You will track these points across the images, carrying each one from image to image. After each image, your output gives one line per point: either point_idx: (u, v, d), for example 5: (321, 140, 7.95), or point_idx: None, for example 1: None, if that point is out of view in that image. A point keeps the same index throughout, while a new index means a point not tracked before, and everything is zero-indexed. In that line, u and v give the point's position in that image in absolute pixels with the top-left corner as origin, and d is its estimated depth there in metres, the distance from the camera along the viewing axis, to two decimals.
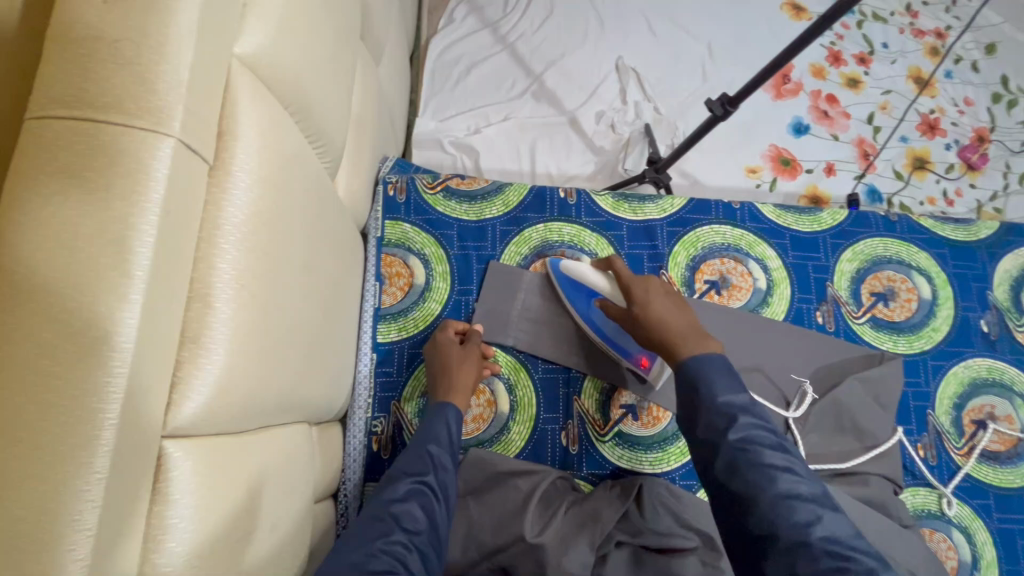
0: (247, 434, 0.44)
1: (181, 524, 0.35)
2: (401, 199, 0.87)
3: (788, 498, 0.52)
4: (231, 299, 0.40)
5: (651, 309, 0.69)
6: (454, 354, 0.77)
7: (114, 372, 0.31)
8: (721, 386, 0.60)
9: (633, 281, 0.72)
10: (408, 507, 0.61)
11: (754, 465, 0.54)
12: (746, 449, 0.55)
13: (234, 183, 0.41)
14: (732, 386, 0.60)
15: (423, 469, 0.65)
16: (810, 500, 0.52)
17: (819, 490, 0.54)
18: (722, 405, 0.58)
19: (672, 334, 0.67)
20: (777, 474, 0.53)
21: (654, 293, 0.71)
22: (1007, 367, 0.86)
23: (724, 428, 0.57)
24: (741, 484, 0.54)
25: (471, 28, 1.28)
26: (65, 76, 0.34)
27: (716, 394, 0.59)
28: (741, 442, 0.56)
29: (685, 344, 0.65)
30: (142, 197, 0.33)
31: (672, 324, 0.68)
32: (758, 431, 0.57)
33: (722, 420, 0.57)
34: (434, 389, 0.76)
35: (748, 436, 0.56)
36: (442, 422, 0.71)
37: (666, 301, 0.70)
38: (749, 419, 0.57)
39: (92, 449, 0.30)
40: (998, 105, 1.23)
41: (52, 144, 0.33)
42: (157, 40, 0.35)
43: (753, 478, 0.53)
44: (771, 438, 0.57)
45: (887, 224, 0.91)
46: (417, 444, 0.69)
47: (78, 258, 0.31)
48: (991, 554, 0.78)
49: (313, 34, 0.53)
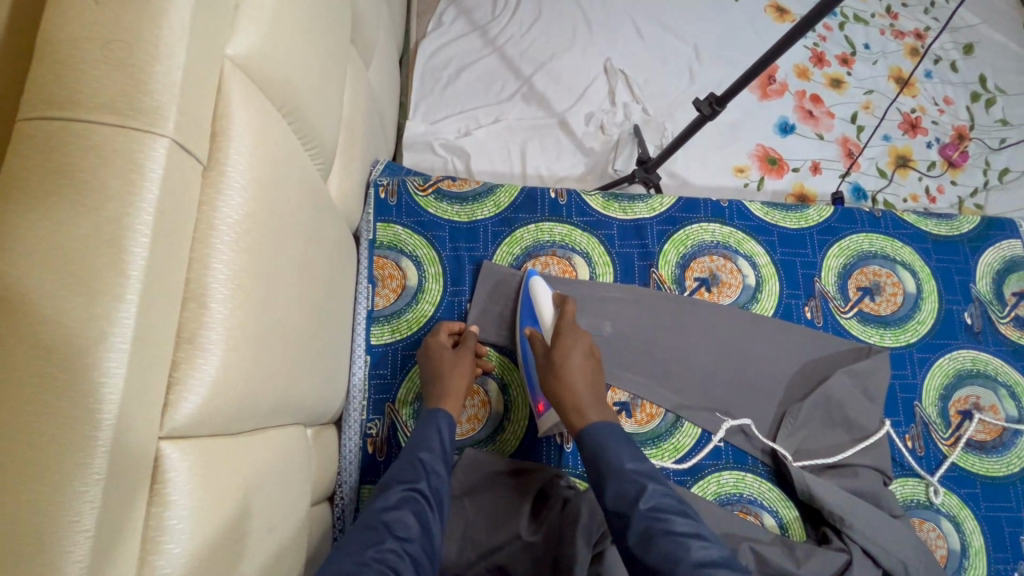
0: (244, 435, 0.44)
1: (179, 526, 0.35)
2: (392, 201, 0.87)
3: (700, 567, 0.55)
4: (227, 300, 0.40)
5: (569, 365, 0.72)
6: (443, 358, 0.77)
7: (111, 372, 0.31)
8: (626, 455, 0.65)
9: (566, 330, 0.76)
10: (400, 514, 0.61)
11: (666, 534, 0.57)
12: (657, 519, 0.59)
13: (228, 183, 0.41)
14: (635, 454, 0.65)
15: (415, 476, 0.65)
16: (720, 566, 0.55)
17: (727, 554, 0.57)
18: (631, 473, 0.63)
19: (576, 394, 0.71)
20: (689, 542, 0.57)
21: (577, 346, 0.75)
22: (991, 358, 0.88)
23: (635, 498, 0.61)
24: (657, 556, 0.57)
25: (460, 31, 1.29)
26: (57, 78, 0.34)
27: (624, 463, 0.64)
28: (652, 509, 0.59)
29: (586, 411, 0.70)
30: (138, 197, 0.33)
31: (576, 387, 0.71)
32: (667, 499, 0.61)
33: (632, 489, 0.61)
34: (429, 391, 0.76)
35: (657, 505, 0.60)
36: (434, 429, 0.71)
37: (583, 365, 0.73)
38: (656, 486, 0.62)
39: (90, 450, 0.30)
40: (976, 104, 1.27)
41: (45, 145, 0.33)
42: (152, 42, 0.35)
43: (667, 549, 0.57)
44: (678, 506, 0.61)
45: (872, 220, 0.93)
46: (409, 450, 0.68)
47: (74, 259, 0.31)
48: (979, 541, 0.80)
49: (305, 37, 0.54)
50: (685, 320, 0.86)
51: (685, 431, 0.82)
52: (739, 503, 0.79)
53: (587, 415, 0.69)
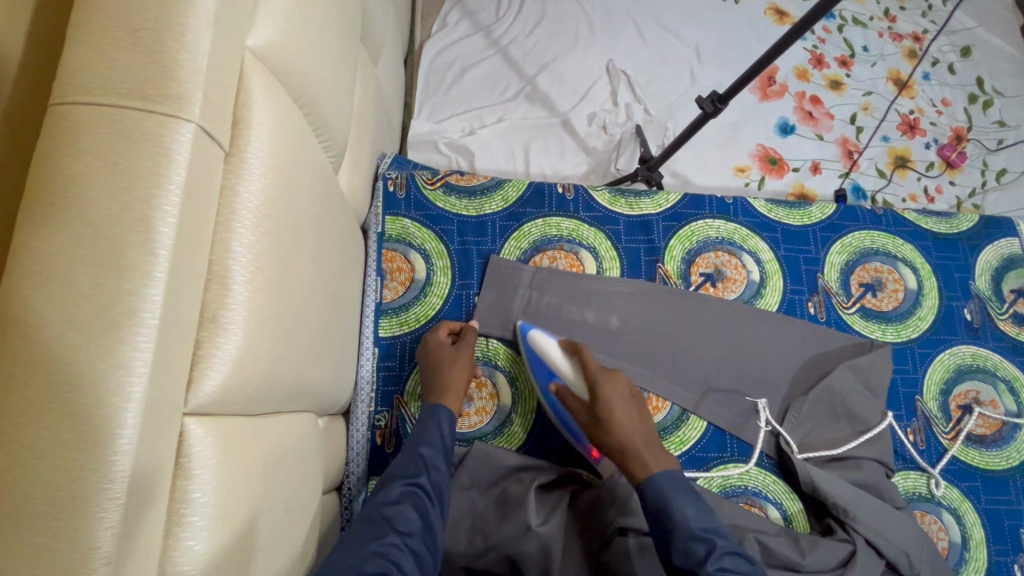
0: (261, 417, 0.45)
1: (203, 499, 0.36)
2: (401, 194, 0.88)
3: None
4: (247, 281, 0.41)
5: (615, 414, 0.71)
6: (439, 357, 0.77)
7: (140, 347, 0.32)
8: (690, 511, 0.63)
9: (600, 380, 0.74)
10: (402, 509, 0.62)
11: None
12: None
13: (250, 169, 0.42)
14: (701, 510, 0.64)
15: (415, 471, 0.65)
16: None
17: None
18: (695, 531, 0.62)
19: (632, 446, 0.70)
20: None
21: (617, 394, 0.73)
22: (990, 353, 0.89)
23: (703, 557, 0.60)
24: None
25: (464, 32, 1.30)
26: (87, 63, 0.35)
27: (688, 520, 0.62)
28: (720, 572, 0.58)
29: (646, 459, 0.68)
30: (165, 178, 0.34)
31: (630, 434, 0.70)
32: (735, 559, 0.60)
33: (700, 547, 0.60)
34: (429, 388, 0.76)
35: (726, 566, 0.59)
36: (434, 425, 0.71)
37: (628, 408, 0.73)
38: (724, 546, 0.61)
39: (121, 420, 0.31)
40: (974, 105, 1.28)
41: (76, 126, 0.34)
42: (178, 29, 0.36)
43: None
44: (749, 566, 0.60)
45: (874, 217, 0.94)
46: (409, 445, 0.69)
47: (106, 237, 0.32)
48: (980, 534, 0.81)
49: (319, 30, 0.55)
50: (693, 314, 0.87)
51: (691, 424, 0.83)
52: (744, 496, 0.80)
53: (648, 464, 0.68)
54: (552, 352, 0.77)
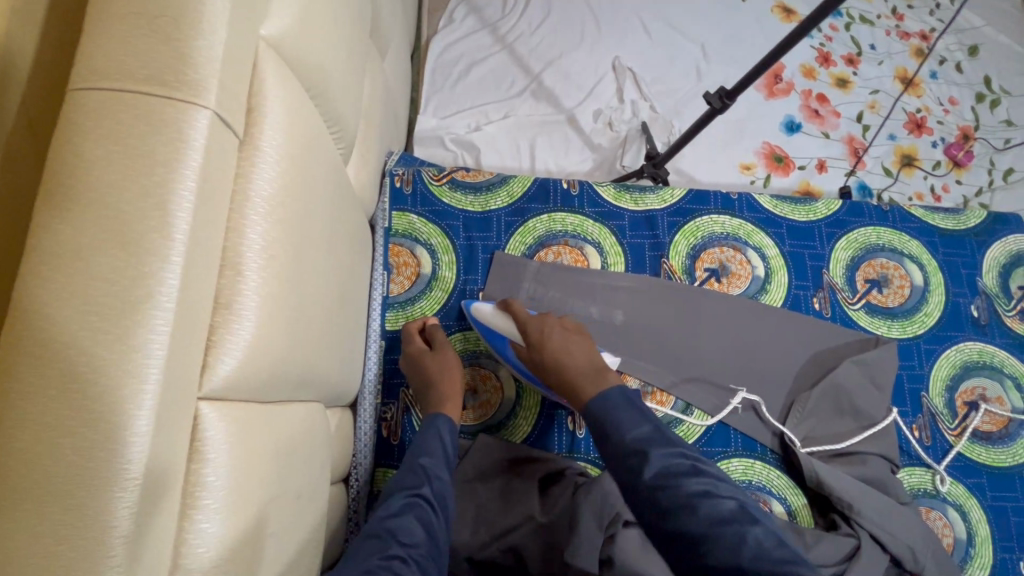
0: (272, 404, 0.46)
1: (216, 482, 0.36)
2: (407, 190, 0.89)
3: (713, 525, 0.55)
4: (261, 269, 0.41)
5: (550, 348, 0.71)
6: (418, 367, 0.77)
7: (157, 328, 0.32)
8: (625, 424, 0.63)
9: (529, 321, 0.74)
10: (404, 521, 0.60)
11: (675, 498, 0.57)
12: (663, 485, 0.58)
13: (262, 157, 0.42)
14: (636, 419, 0.63)
15: (417, 483, 0.64)
16: (730, 522, 0.55)
17: (740, 507, 0.57)
18: (631, 442, 0.61)
19: (571, 374, 0.69)
20: (698, 503, 0.56)
21: (550, 329, 0.73)
22: (997, 350, 0.89)
23: (639, 467, 0.60)
24: (670, 522, 0.57)
25: (471, 28, 1.30)
26: (105, 51, 0.35)
27: (625, 434, 0.62)
28: (657, 476, 0.59)
29: (582, 386, 0.68)
30: (182, 164, 0.35)
31: (568, 364, 0.69)
32: (676, 462, 0.59)
33: (635, 459, 0.60)
34: (426, 400, 0.76)
35: (664, 470, 0.59)
36: (434, 436, 0.70)
37: (564, 339, 0.72)
38: (660, 451, 0.60)
39: (139, 401, 0.31)
40: (981, 104, 1.28)
41: (95, 113, 0.34)
42: (195, 19, 0.36)
43: (677, 514, 0.56)
44: (686, 463, 0.60)
45: (880, 213, 0.94)
46: (410, 457, 0.68)
47: (122, 221, 0.33)
48: (985, 531, 0.81)
49: (332, 24, 0.55)
50: (696, 309, 0.87)
51: (695, 419, 0.83)
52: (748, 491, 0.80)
53: (586, 391, 0.67)
54: (486, 314, 0.78)
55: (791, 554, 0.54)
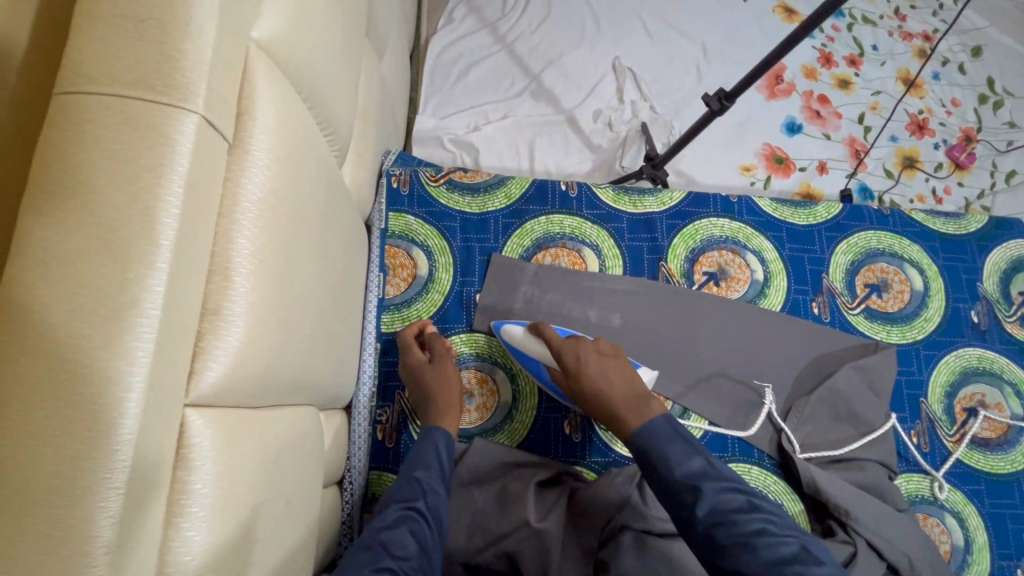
0: (262, 410, 0.45)
1: (203, 491, 0.36)
2: (404, 190, 0.88)
3: (773, 566, 0.54)
4: (250, 274, 0.41)
5: (589, 375, 0.70)
6: (413, 374, 0.77)
7: (142, 336, 0.32)
8: (676, 459, 0.62)
9: (565, 348, 0.72)
10: (397, 534, 0.60)
11: (733, 538, 0.56)
12: (719, 523, 0.57)
13: (253, 161, 0.42)
14: (687, 453, 0.62)
15: (411, 495, 0.64)
16: (792, 562, 0.55)
17: (799, 546, 0.56)
18: (682, 478, 0.60)
19: (611, 403, 0.68)
20: (755, 542, 0.55)
21: (586, 355, 0.71)
22: (997, 356, 0.88)
23: (692, 505, 0.59)
24: (727, 561, 0.56)
25: (470, 28, 1.29)
26: (89, 53, 0.35)
27: (674, 471, 0.61)
28: (712, 514, 0.58)
29: (624, 415, 0.67)
30: (168, 168, 0.34)
31: (609, 392, 0.69)
32: (729, 496, 0.59)
33: (687, 495, 0.59)
34: (424, 412, 0.76)
35: (716, 508, 0.58)
36: (431, 447, 0.70)
37: (602, 364, 0.71)
38: (713, 487, 0.59)
39: (123, 409, 0.31)
40: (984, 106, 1.27)
41: (79, 117, 0.34)
42: (182, 19, 0.36)
43: (734, 554, 0.55)
44: (742, 499, 0.59)
45: (880, 217, 0.94)
46: (406, 469, 0.67)
47: (108, 227, 0.32)
48: (982, 538, 0.80)
49: (324, 24, 0.55)
50: (695, 313, 0.87)
51: (693, 423, 0.83)
52: None
53: (629, 421, 0.66)
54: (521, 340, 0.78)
55: None
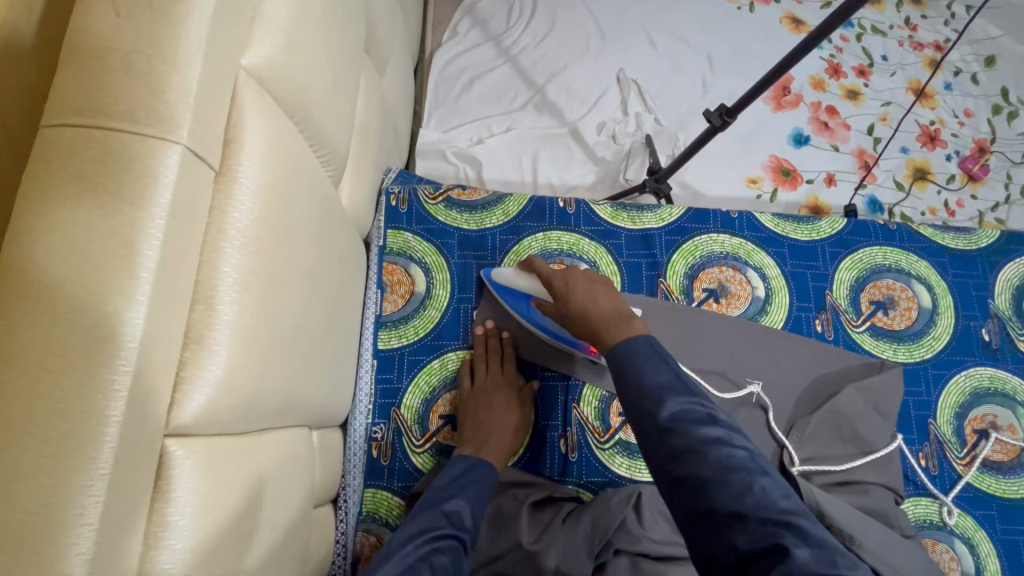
0: (249, 435, 0.46)
1: (181, 522, 0.36)
2: (403, 208, 0.88)
3: (721, 470, 0.48)
4: (235, 302, 0.41)
5: (573, 298, 0.68)
6: (505, 401, 0.79)
7: (119, 370, 0.32)
8: (647, 368, 0.57)
9: (554, 275, 0.72)
10: (443, 558, 0.59)
11: (686, 442, 0.50)
12: (675, 428, 0.51)
13: (239, 189, 0.42)
14: (656, 365, 0.57)
15: (462, 524, 0.64)
16: (740, 469, 0.48)
17: (753, 457, 0.50)
18: (648, 387, 0.55)
19: (595, 322, 0.65)
20: (707, 448, 0.50)
21: (574, 282, 0.70)
22: (1009, 376, 0.86)
23: (652, 410, 0.53)
24: (678, 465, 0.50)
25: (474, 42, 1.30)
26: (76, 88, 0.35)
27: (642, 378, 0.56)
28: (671, 420, 0.52)
29: (606, 333, 0.63)
30: (150, 201, 0.35)
31: (593, 311, 0.66)
32: (690, 407, 0.53)
33: (648, 403, 0.54)
34: (471, 437, 0.76)
35: (677, 414, 0.52)
36: (484, 480, 0.70)
37: (589, 288, 0.69)
38: (676, 396, 0.54)
39: (98, 445, 0.31)
40: (997, 117, 1.24)
41: (65, 150, 0.34)
42: (169, 53, 0.37)
43: (683, 456, 0.50)
44: (703, 412, 0.53)
45: (886, 233, 0.92)
46: (461, 494, 0.67)
47: (88, 260, 0.33)
48: (995, 565, 0.78)
49: (320, 47, 0.55)
50: (694, 328, 0.86)
51: None
52: None
53: (610, 337, 0.62)
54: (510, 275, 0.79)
55: (799, 507, 0.47)
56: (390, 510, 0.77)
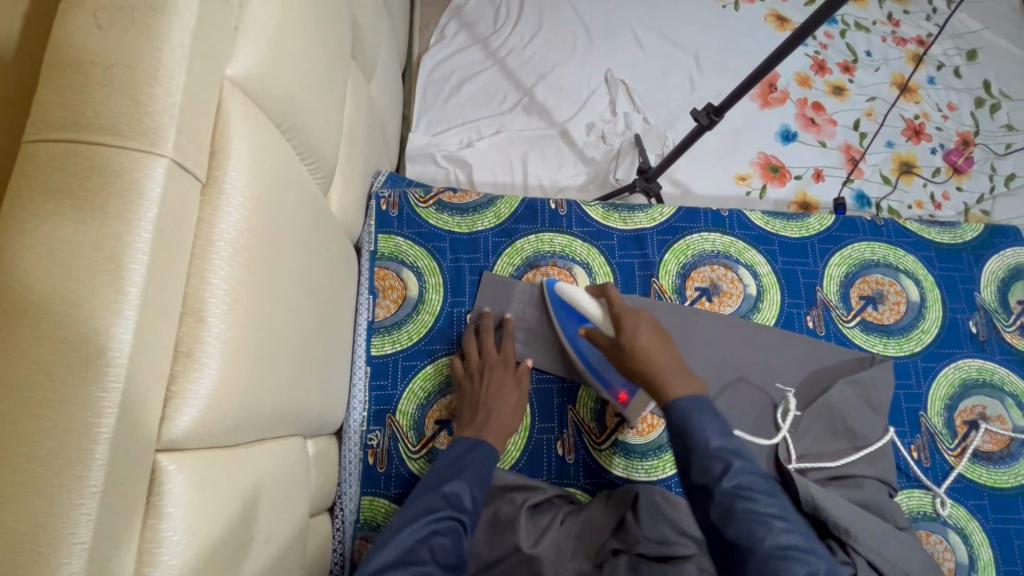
0: (241, 448, 0.45)
1: (175, 538, 0.35)
2: (393, 212, 0.88)
3: (782, 549, 0.55)
4: (225, 314, 0.40)
5: (639, 341, 0.71)
6: (502, 380, 0.79)
7: (108, 388, 0.32)
8: (712, 432, 0.64)
9: (624, 311, 0.73)
10: (443, 540, 0.61)
11: (749, 513, 0.57)
12: (739, 496, 0.58)
13: (227, 199, 0.42)
14: (722, 432, 0.64)
15: (463, 506, 0.65)
16: (796, 550, 0.55)
17: (808, 543, 0.57)
18: (715, 451, 0.62)
19: (654, 369, 0.70)
20: (770, 523, 0.56)
21: (641, 326, 0.72)
22: (997, 367, 0.87)
23: (719, 474, 0.60)
24: (737, 531, 0.57)
25: (462, 44, 1.30)
26: (58, 102, 0.35)
27: (709, 441, 0.63)
28: (736, 488, 0.59)
29: (668, 384, 0.68)
30: (136, 215, 0.34)
31: (656, 359, 0.70)
32: (752, 478, 0.60)
33: (717, 465, 0.61)
34: (468, 419, 0.76)
35: (742, 484, 0.60)
36: (484, 457, 0.71)
37: (652, 335, 0.72)
38: (742, 467, 0.61)
39: (87, 463, 0.31)
40: (981, 110, 1.26)
41: (47, 165, 0.34)
42: (152, 65, 0.36)
43: (746, 527, 0.57)
44: (765, 489, 0.60)
45: (874, 228, 0.93)
46: (461, 476, 0.68)
47: (73, 277, 0.32)
48: (988, 554, 0.79)
49: (305, 53, 0.55)
50: (688, 328, 0.86)
51: None
52: None
53: (672, 390, 0.68)
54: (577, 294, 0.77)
55: None
56: (387, 517, 0.76)
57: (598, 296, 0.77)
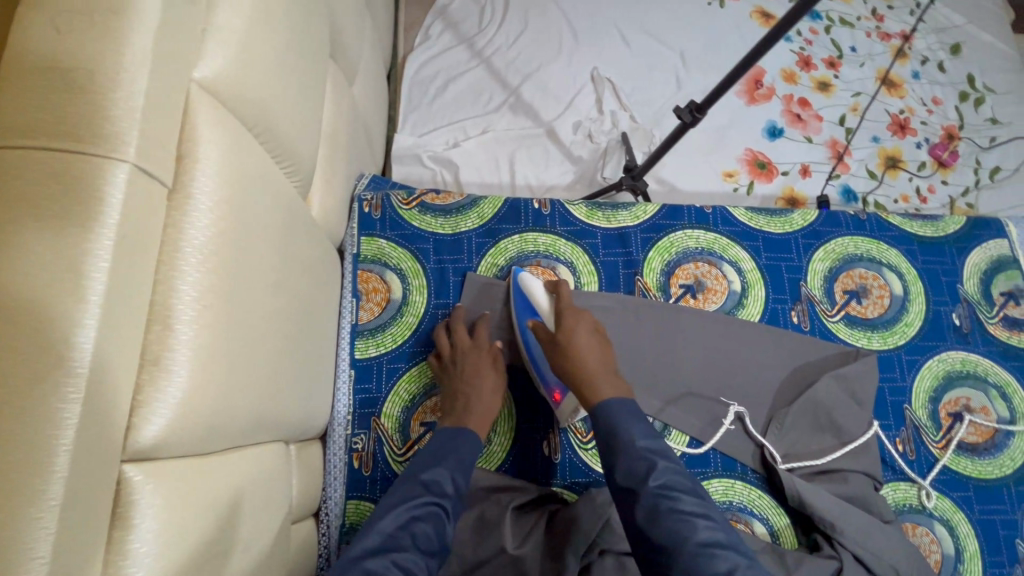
0: (216, 456, 0.44)
1: (143, 549, 0.35)
2: (376, 214, 0.88)
3: (706, 546, 0.56)
4: (193, 320, 0.40)
5: (575, 337, 0.72)
6: (478, 366, 0.79)
7: (69, 398, 0.31)
8: (638, 432, 0.65)
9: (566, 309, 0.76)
10: (423, 526, 0.61)
11: (676, 513, 0.58)
12: (665, 496, 0.59)
13: (194, 205, 0.41)
14: (648, 432, 0.65)
15: (442, 491, 0.65)
16: (721, 546, 0.57)
17: (732, 538, 0.59)
18: (642, 451, 0.63)
19: (584, 366, 0.70)
20: (695, 521, 0.58)
21: (580, 325, 0.74)
22: (980, 359, 0.87)
23: (645, 475, 0.61)
24: (663, 532, 0.58)
25: (447, 44, 1.30)
26: (16, 109, 0.34)
27: (635, 441, 0.64)
28: (661, 488, 0.60)
29: (599, 383, 0.69)
30: (97, 222, 0.34)
31: (587, 358, 0.70)
32: (677, 477, 0.61)
33: (642, 467, 0.62)
34: (449, 408, 0.76)
35: (668, 483, 0.60)
36: (463, 443, 0.70)
37: (591, 336, 0.73)
38: (666, 466, 0.62)
39: (47, 476, 0.30)
40: (965, 104, 1.27)
41: (4, 172, 0.33)
42: (113, 70, 0.36)
43: (673, 527, 0.58)
44: (689, 486, 0.61)
45: (857, 222, 0.93)
46: (438, 462, 0.67)
47: (31, 286, 0.32)
48: (974, 545, 0.79)
49: (279, 56, 0.54)
50: (672, 326, 0.86)
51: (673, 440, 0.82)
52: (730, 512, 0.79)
53: (602, 389, 0.68)
54: (535, 287, 0.82)
55: None
56: None
57: (552, 292, 0.82)
